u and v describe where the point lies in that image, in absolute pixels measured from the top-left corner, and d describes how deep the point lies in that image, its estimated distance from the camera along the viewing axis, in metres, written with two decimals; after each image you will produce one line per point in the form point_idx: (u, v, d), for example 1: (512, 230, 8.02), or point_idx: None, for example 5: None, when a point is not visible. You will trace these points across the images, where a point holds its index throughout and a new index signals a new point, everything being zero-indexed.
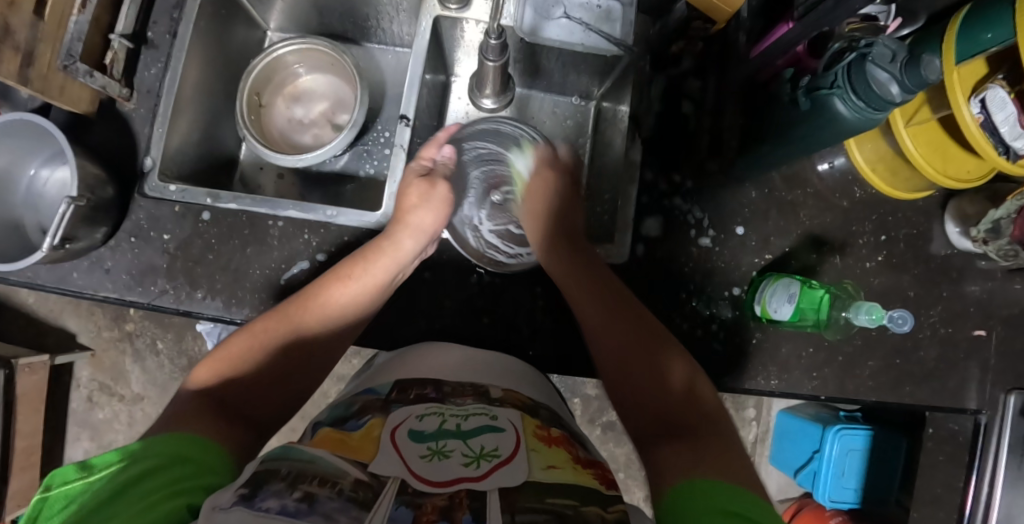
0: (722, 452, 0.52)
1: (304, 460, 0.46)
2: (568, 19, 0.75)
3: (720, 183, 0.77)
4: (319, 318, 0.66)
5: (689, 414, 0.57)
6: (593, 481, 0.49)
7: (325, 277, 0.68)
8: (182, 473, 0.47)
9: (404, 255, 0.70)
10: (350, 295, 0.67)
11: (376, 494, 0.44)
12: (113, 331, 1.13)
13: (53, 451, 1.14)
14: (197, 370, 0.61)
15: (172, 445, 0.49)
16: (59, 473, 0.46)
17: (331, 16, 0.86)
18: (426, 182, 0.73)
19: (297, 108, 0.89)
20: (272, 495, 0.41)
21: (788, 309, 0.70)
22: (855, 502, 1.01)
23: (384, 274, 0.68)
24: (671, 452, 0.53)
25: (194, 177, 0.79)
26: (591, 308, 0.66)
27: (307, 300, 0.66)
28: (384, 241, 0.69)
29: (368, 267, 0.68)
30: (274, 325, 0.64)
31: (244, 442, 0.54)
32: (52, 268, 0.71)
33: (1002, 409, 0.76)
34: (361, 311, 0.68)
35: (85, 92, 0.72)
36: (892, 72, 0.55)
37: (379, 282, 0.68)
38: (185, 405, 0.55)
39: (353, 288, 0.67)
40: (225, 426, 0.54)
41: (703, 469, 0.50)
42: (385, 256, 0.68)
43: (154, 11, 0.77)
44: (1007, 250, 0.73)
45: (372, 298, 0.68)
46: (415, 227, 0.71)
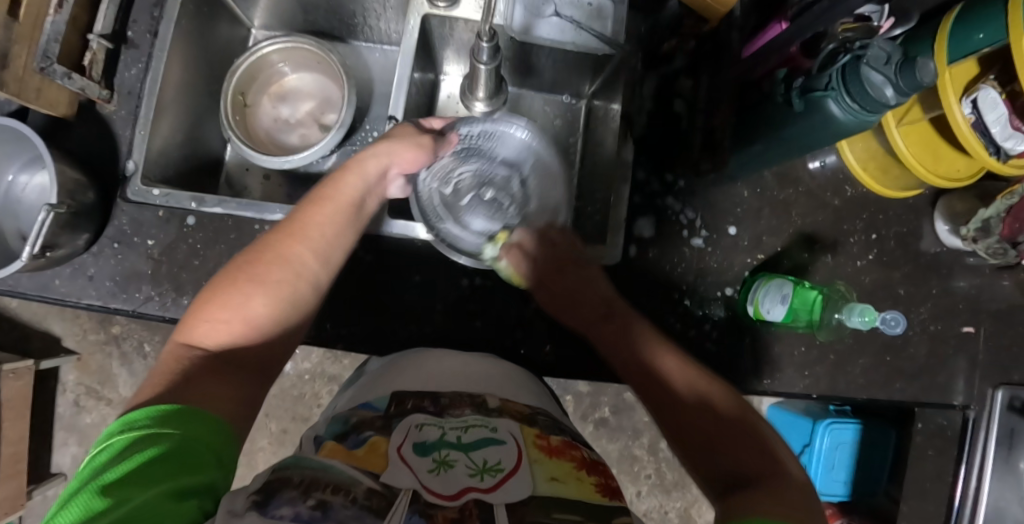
0: (798, 505, 0.45)
1: (316, 468, 0.45)
2: (558, 17, 0.74)
3: (712, 183, 0.77)
4: (303, 244, 0.62)
5: (752, 456, 0.50)
6: (597, 496, 0.49)
7: (301, 205, 0.65)
8: (199, 463, 0.45)
9: (368, 175, 0.67)
10: (323, 215, 0.64)
11: (390, 503, 0.43)
12: (99, 334, 1.12)
13: (40, 456, 1.12)
14: (189, 323, 0.56)
15: (187, 426, 0.47)
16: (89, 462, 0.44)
17: (317, 15, 0.85)
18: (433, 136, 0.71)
19: (282, 107, 0.87)
20: (286, 503, 0.41)
21: (781, 310, 0.70)
22: (844, 494, 1.01)
23: (354, 190, 0.66)
24: (744, 500, 0.45)
25: (178, 180, 0.77)
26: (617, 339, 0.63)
27: (285, 230, 0.62)
28: (352, 162, 0.67)
29: (336, 186, 0.65)
30: (263, 261, 0.60)
31: (239, 397, 0.52)
32: (33, 276, 0.70)
33: (989, 404, 0.77)
34: (345, 230, 0.64)
35: (64, 94, 0.70)
36: (886, 75, 0.55)
37: (352, 201, 0.65)
38: (179, 365, 0.52)
39: (329, 210, 0.64)
40: (218, 386, 0.52)
41: (771, 515, 0.43)
42: (351, 173, 0.66)
43: (134, 9, 0.75)
44: (997, 247, 0.73)
45: (349, 218, 0.65)
46: (381, 148, 0.68)
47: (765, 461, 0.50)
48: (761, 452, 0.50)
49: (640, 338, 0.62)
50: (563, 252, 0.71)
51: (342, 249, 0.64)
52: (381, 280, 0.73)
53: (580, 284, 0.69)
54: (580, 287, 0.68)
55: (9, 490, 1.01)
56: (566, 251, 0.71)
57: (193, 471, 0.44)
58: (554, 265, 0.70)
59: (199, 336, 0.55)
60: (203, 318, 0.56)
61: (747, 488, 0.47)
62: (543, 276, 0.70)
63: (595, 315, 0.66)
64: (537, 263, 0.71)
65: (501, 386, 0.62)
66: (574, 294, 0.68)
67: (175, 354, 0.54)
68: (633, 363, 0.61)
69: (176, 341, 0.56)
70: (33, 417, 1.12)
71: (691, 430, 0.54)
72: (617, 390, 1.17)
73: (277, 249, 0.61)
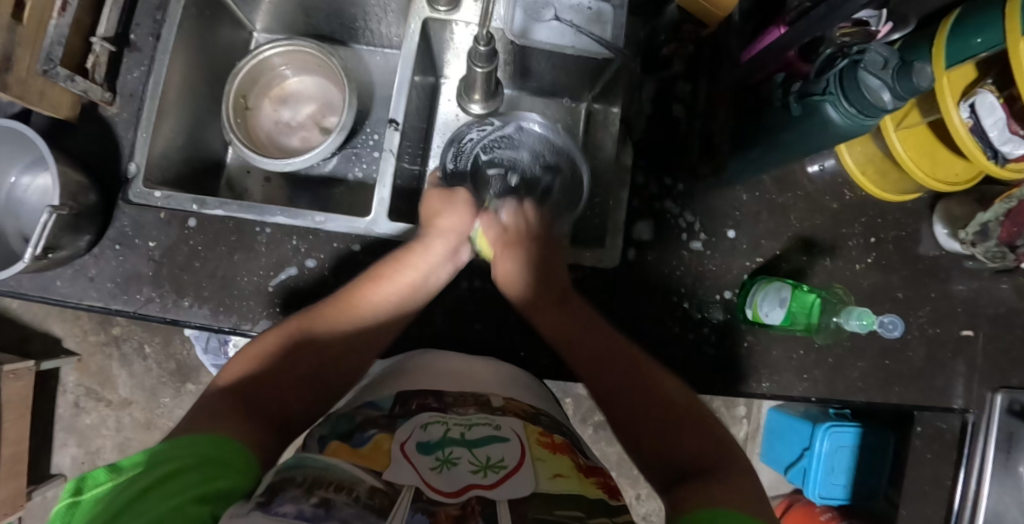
0: (744, 493, 0.50)
1: (320, 467, 0.46)
2: (558, 21, 0.75)
3: (711, 186, 0.77)
4: (353, 315, 0.67)
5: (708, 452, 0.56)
6: (598, 492, 0.49)
7: (356, 279, 0.69)
8: (213, 473, 0.46)
9: (435, 258, 0.70)
10: (381, 294, 0.68)
11: (393, 502, 0.43)
12: (100, 336, 1.12)
13: (40, 457, 1.13)
14: (228, 366, 0.62)
15: (199, 444, 0.48)
16: (89, 477, 0.45)
17: (318, 18, 0.85)
18: (445, 190, 0.73)
19: (284, 110, 0.88)
20: (289, 501, 0.41)
21: (779, 313, 0.70)
22: (844, 498, 1.02)
23: (416, 274, 0.69)
24: (697, 490, 0.50)
25: (179, 182, 0.78)
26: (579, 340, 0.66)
27: (340, 301, 0.67)
28: (418, 246, 0.70)
29: (397, 266, 0.69)
30: (311, 323, 0.66)
31: (265, 443, 0.54)
32: (35, 277, 0.70)
33: (988, 407, 0.77)
34: (396, 308, 0.69)
35: (67, 97, 0.71)
36: (884, 79, 0.55)
37: (411, 281, 0.69)
38: (207, 400, 0.56)
39: (386, 287, 0.68)
40: (242, 423, 0.54)
41: (723, 499, 0.48)
42: (415, 256, 0.69)
43: (136, 13, 0.75)
44: (996, 251, 0.74)
45: (405, 297, 0.69)
46: (444, 230, 0.71)
47: (712, 451, 0.56)
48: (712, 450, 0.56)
49: (594, 331, 0.67)
50: (533, 234, 0.72)
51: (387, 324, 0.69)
52: None
53: (542, 271, 0.70)
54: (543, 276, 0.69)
55: (9, 491, 1.01)
56: (536, 233, 0.72)
57: (203, 481, 0.45)
58: (520, 245, 0.71)
59: (223, 378, 0.60)
60: (237, 364, 0.62)
61: (701, 477, 0.52)
62: (512, 254, 0.71)
63: (555, 307, 0.68)
64: (505, 236, 0.72)
65: (503, 387, 0.62)
66: (539, 278, 0.70)
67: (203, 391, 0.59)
68: (593, 356, 0.65)
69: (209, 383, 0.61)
70: (33, 417, 1.12)
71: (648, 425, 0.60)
72: None
73: (327, 313, 0.67)
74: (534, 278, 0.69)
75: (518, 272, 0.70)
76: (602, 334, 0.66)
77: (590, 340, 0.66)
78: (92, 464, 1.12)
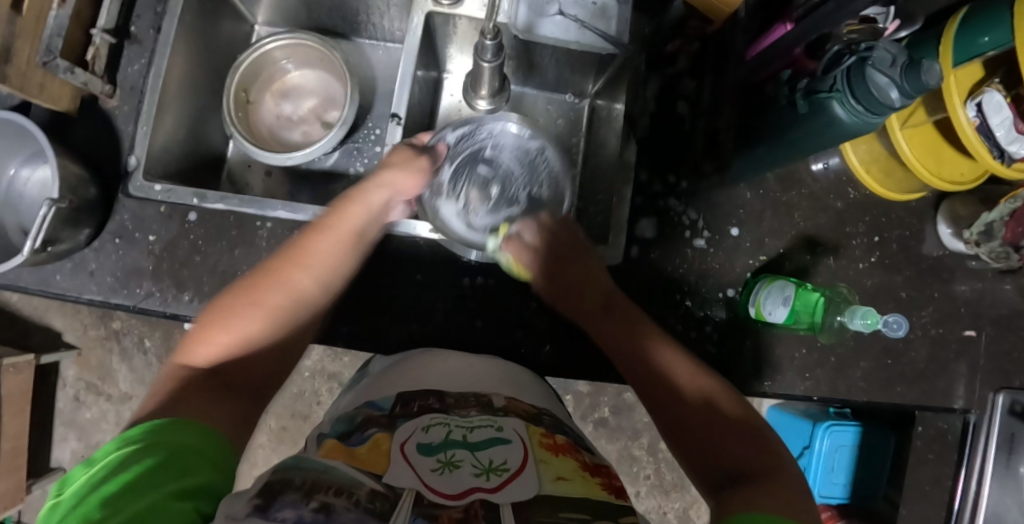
0: (788, 496, 0.49)
1: (319, 470, 0.45)
2: (563, 16, 0.74)
3: (715, 184, 0.77)
4: (307, 272, 0.63)
5: (744, 452, 0.54)
6: (603, 493, 0.49)
7: (302, 234, 0.66)
8: (189, 466, 0.46)
9: (371, 209, 0.67)
10: (329, 249, 0.64)
11: (393, 506, 0.43)
12: (100, 330, 1.12)
13: (40, 450, 1.12)
14: (190, 343, 0.59)
15: (171, 433, 0.47)
16: (67, 478, 0.45)
17: (321, 11, 0.85)
18: (411, 149, 0.69)
19: (286, 104, 0.87)
20: (289, 505, 0.40)
21: (782, 312, 0.70)
22: (843, 497, 1.01)
23: (356, 223, 0.66)
24: (739, 496, 0.49)
25: (180, 176, 0.77)
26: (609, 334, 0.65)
27: (287, 257, 0.64)
28: (357, 196, 0.67)
29: (340, 216, 0.66)
30: (263, 285, 0.62)
31: (233, 417, 0.53)
32: (34, 271, 0.70)
33: (991, 408, 0.77)
34: (348, 260, 0.66)
35: (67, 89, 0.70)
36: (892, 77, 0.55)
37: (355, 232, 0.66)
38: (174, 385, 0.54)
39: (332, 240, 0.65)
40: (211, 402, 0.53)
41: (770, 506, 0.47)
42: (356, 205, 0.66)
43: (137, 5, 0.74)
44: (999, 252, 0.73)
45: (352, 248, 0.66)
46: (389, 182, 0.67)
47: (757, 455, 0.54)
48: (752, 448, 0.54)
49: (632, 331, 0.64)
50: (560, 239, 0.70)
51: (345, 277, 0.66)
52: (382, 280, 0.73)
53: (584, 274, 0.68)
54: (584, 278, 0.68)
55: (7, 485, 1.01)
56: (564, 239, 0.70)
57: (180, 473, 0.45)
58: (555, 257, 0.69)
59: (195, 357, 0.57)
60: (201, 339, 0.59)
61: (741, 482, 0.51)
62: (545, 264, 0.69)
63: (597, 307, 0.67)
64: (539, 255, 0.69)
65: (505, 386, 0.62)
66: (578, 286, 0.68)
67: (171, 373, 0.56)
68: (628, 354, 0.63)
69: (175, 360, 0.58)
70: (32, 411, 1.12)
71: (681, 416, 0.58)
72: (617, 391, 1.17)
73: (278, 274, 0.63)
74: (575, 282, 0.68)
75: (554, 279, 0.68)
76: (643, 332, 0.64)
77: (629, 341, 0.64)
78: None
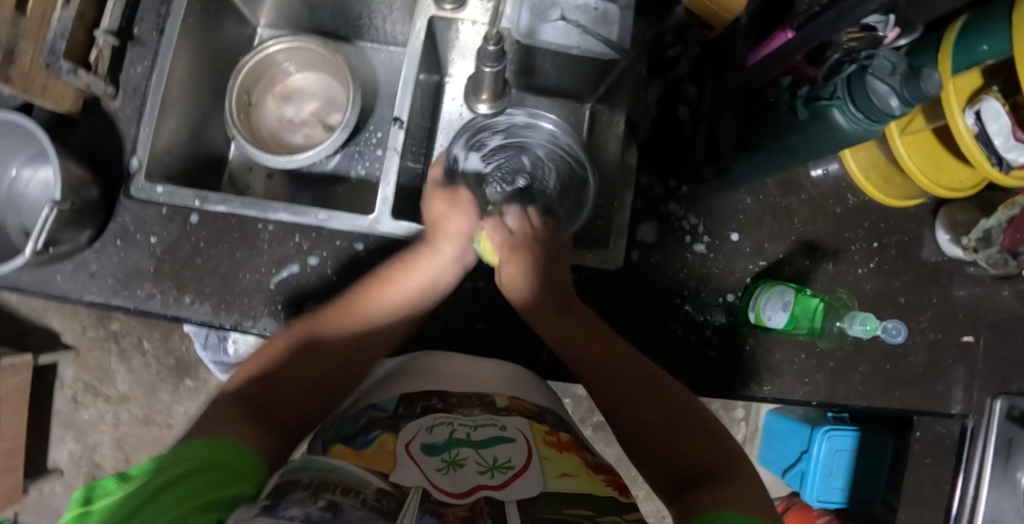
0: (748, 494, 0.51)
1: (325, 470, 0.45)
2: (564, 21, 0.75)
3: (715, 189, 0.77)
4: (362, 319, 0.66)
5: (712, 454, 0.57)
6: (608, 490, 0.49)
7: (364, 281, 0.68)
8: (221, 479, 0.47)
9: (444, 261, 0.69)
10: (390, 297, 0.67)
11: (401, 503, 0.43)
12: (98, 331, 1.12)
13: (37, 452, 1.12)
14: (241, 368, 0.63)
15: (207, 450, 0.49)
16: (97, 487, 0.45)
17: (323, 14, 0.85)
18: (449, 190, 0.72)
19: (287, 107, 0.87)
20: (296, 504, 0.41)
21: (782, 317, 0.71)
22: (841, 501, 1.01)
23: (425, 276, 0.68)
24: (702, 494, 0.51)
25: (182, 177, 0.77)
26: (589, 348, 0.65)
27: (349, 302, 0.66)
28: (426, 251, 0.69)
29: (407, 270, 0.68)
30: (319, 327, 0.65)
31: (269, 446, 0.55)
32: (35, 272, 0.70)
33: (988, 413, 0.77)
34: (405, 311, 0.68)
35: (69, 91, 0.70)
36: (892, 85, 0.55)
37: (420, 285, 0.68)
38: (220, 406, 0.57)
39: (393, 290, 0.67)
40: (256, 429, 0.55)
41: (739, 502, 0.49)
42: (425, 260, 0.68)
43: (140, 7, 0.75)
44: (998, 258, 0.74)
45: (413, 301, 0.69)
46: (454, 234, 0.70)
47: (724, 460, 0.56)
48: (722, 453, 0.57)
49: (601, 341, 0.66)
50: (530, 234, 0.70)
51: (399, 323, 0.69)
52: None
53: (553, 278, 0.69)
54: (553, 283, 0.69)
55: (5, 486, 1.01)
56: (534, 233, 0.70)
57: (215, 487, 0.46)
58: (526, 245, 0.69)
59: (235, 380, 0.62)
60: (249, 366, 0.63)
61: (709, 481, 0.53)
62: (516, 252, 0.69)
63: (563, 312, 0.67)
64: (512, 242, 0.69)
65: (509, 387, 0.63)
66: (550, 289, 0.67)
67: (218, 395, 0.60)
68: (606, 365, 0.64)
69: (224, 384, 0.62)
70: (30, 412, 1.12)
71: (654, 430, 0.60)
72: None
73: (337, 319, 0.66)
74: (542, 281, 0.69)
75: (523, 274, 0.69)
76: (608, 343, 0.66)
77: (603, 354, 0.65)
78: (90, 460, 1.11)
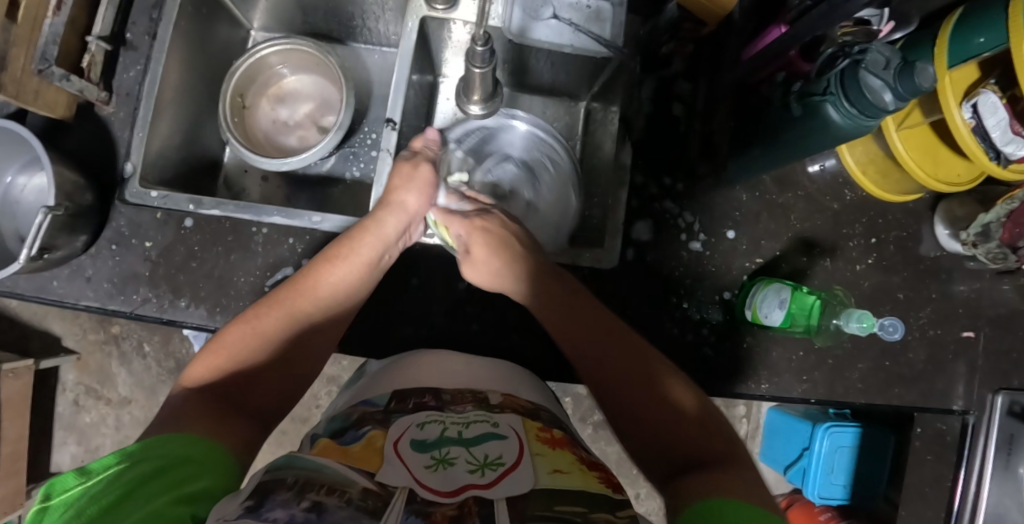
0: (739, 479, 0.50)
1: (312, 468, 0.45)
2: (556, 19, 0.74)
3: (711, 186, 0.76)
4: (311, 300, 0.65)
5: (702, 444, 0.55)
6: (601, 486, 0.49)
7: (313, 261, 0.67)
8: (187, 474, 0.46)
9: (389, 235, 0.68)
10: (338, 274, 0.66)
11: (386, 503, 0.43)
12: (99, 334, 1.12)
13: (40, 455, 1.13)
14: (192, 368, 0.60)
15: (171, 447, 0.48)
16: (57, 482, 0.43)
17: (316, 16, 0.85)
18: (409, 163, 0.70)
19: (281, 109, 0.87)
20: (280, 506, 0.40)
21: (779, 315, 0.70)
22: (844, 498, 1.01)
23: (372, 251, 0.67)
24: (690, 484, 0.51)
25: (176, 181, 0.77)
26: (587, 337, 0.64)
27: (296, 285, 0.65)
28: (370, 223, 0.68)
29: (355, 245, 0.67)
30: (268, 312, 0.64)
31: (244, 437, 0.54)
32: (31, 277, 0.70)
33: (989, 409, 0.76)
34: (355, 288, 0.67)
35: (62, 96, 0.70)
36: (885, 80, 0.55)
37: (370, 259, 0.67)
38: (179, 404, 0.55)
39: (342, 267, 0.66)
40: (226, 422, 0.53)
41: (737, 490, 0.48)
42: (369, 234, 0.67)
43: (133, 11, 0.75)
44: (997, 253, 0.72)
45: (362, 276, 0.67)
46: (401, 206, 0.69)
47: (716, 446, 0.55)
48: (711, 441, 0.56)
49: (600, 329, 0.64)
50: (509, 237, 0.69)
51: (349, 301, 0.67)
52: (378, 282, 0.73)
53: (548, 279, 0.67)
54: (549, 284, 0.67)
55: (7, 490, 1.01)
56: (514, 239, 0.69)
57: (187, 481, 0.45)
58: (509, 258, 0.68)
59: (189, 378, 0.58)
60: (202, 362, 0.60)
61: (697, 470, 0.52)
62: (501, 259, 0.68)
63: (565, 312, 0.65)
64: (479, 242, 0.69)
65: (502, 383, 0.63)
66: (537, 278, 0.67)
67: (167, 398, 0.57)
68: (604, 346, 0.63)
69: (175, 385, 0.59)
70: (33, 415, 1.12)
71: (645, 412, 0.59)
72: None
73: (281, 302, 0.64)
74: (537, 287, 0.67)
75: (514, 281, 0.68)
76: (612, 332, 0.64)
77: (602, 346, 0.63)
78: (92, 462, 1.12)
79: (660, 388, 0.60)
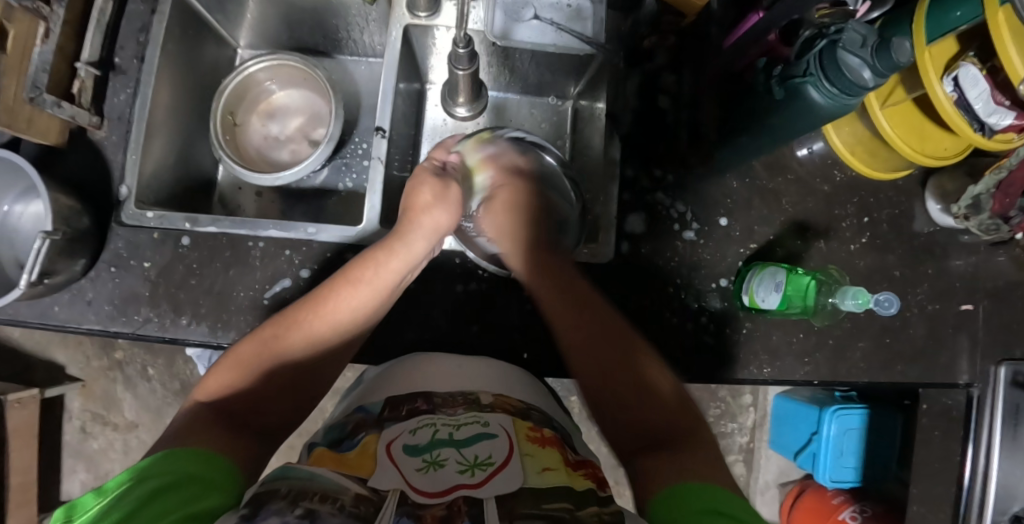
0: (703, 461, 0.55)
1: (305, 477, 0.45)
2: (538, 20, 0.75)
3: (701, 176, 0.77)
4: (326, 321, 0.65)
5: (665, 420, 0.61)
6: (587, 483, 0.49)
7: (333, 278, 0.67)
8: (198, 492, 0.46)
9: (412, 258, 0.68)
10: (355, 298, 0.65)
11: (377, 509, 0.44)
12: (103, 360, 1.12)
13: (50, 486, 1.13)
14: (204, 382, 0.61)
15: (182, 464, 0.48)
16: (76, 504, 0.44)
17: (301, 30, 0.86)
18: (440, 183, 0.72)
19: (272, 124, 0.88)
20: (274, 514, 0.41)
21: (775, 298, 0.71)
22: (855, 480, 1.00)
23: (393, 275, 0.67)
24: (658, 463, 0.55)
25: (171, 201, 0.78)
26: (574, 312, 0.68)
27: (312, 305, 0.65)
28: (396, 244, 0.68)
29: (375, 270, 0.66)
30: (281, 330, 0.64)
31: (253, 449, 0.55)
32: (32, 303, 0.70)
33: (992, 381, 0.76)
34: (371, 314, 0.67)
35: (55, 123, 0.71)
36: (863, 57, 0.56)
37: (389, 282, 0.67)
38: (186, 421, 0.56)
39: (362, 292, 0.65)
40: (233, 439, 0.54)
41: (695, 473, 0.53)
42: (396, 258, 0.67)
43: (120, 35, 0.75)
44: (990, 224, 0.73)
45: (382, 301, 0.67)
46: (426, 227, 0.69)
47: (682, 429, 0.60)
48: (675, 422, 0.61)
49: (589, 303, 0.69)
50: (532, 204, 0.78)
51: (367, 325, 0.67)
52: None
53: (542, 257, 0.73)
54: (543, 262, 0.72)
55: None
56: (533, 205, 0.78)
57: (191, 500, 0.45)
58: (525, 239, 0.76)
59: (205, 393, 0.60)
60: (216, 377, 0.61)
61: (661, 450, 0.57)
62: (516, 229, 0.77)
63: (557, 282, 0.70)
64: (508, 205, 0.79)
65: (494, 383, 0.63)
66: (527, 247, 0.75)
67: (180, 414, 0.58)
68: (585, 324, 0.68)
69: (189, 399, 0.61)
70: (41, 444, 1.13)
71: (615, 395, 0.64)
72: None
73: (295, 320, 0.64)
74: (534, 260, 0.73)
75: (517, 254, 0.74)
76: (593, 310, 0.69)
77: (591, 324, 0.68)
78: None
79: (637, 371, 0.65)
